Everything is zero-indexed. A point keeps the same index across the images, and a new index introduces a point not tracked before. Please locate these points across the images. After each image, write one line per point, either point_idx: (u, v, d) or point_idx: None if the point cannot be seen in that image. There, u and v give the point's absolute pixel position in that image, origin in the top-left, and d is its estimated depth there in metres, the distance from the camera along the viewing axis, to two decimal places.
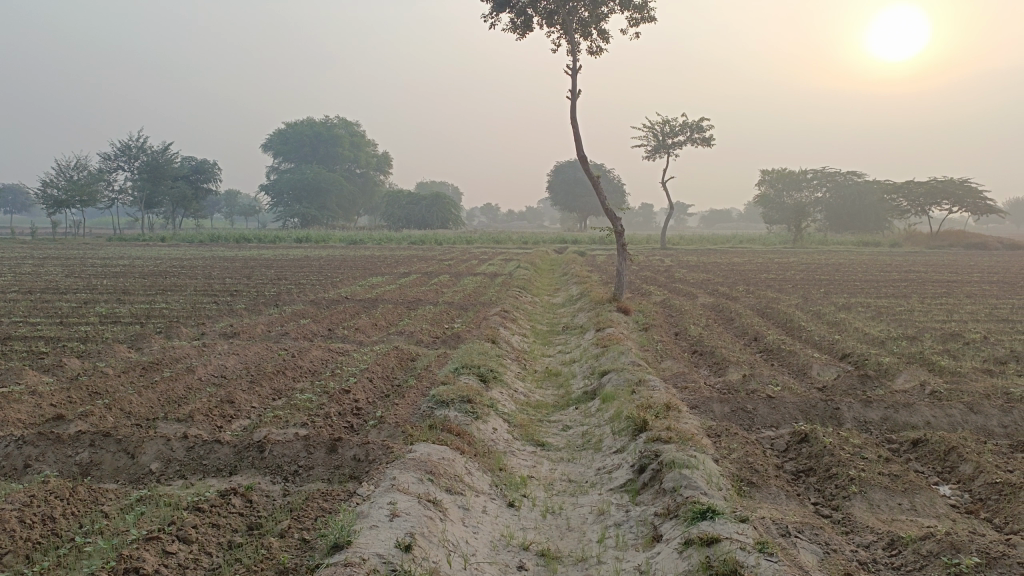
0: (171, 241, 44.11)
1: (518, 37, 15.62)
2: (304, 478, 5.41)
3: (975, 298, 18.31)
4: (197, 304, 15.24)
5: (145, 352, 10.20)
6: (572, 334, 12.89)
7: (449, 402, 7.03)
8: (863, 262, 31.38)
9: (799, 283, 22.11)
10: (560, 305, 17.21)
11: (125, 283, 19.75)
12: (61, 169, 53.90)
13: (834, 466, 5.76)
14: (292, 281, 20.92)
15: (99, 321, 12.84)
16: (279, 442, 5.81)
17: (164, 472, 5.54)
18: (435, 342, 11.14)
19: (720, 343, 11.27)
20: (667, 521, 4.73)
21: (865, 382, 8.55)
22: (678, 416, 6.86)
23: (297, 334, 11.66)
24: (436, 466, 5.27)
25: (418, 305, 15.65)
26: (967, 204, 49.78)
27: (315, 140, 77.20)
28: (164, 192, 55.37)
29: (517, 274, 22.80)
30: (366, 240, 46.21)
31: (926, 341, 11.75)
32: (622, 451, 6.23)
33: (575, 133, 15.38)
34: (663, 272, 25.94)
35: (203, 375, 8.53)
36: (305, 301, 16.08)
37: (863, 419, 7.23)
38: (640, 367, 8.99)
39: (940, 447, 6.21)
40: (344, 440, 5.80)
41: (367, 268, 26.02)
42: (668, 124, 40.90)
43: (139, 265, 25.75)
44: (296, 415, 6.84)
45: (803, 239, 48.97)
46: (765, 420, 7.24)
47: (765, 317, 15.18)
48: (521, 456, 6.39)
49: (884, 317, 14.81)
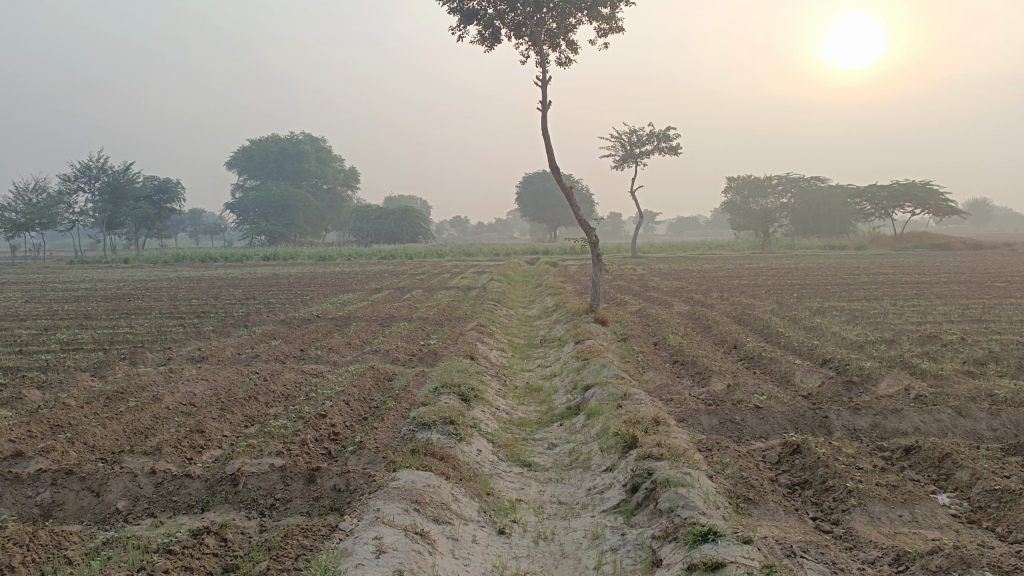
0: (136, 262, 43.18)
1: (487, 49, 15.48)
2: (282, 512, 5.14)
3: (946, 298, 18.51)
4: (164, 328, 14.79)
5: (109, 381, 9.79)
6: (551, 347, 12.69)
7: (431, 424, 6.78)
8: (832, 265, 31.78)
9: (772, 289, 22.21)
10: (536, 318, 17.04)
11: (87, 308, 19.17)
12: (19, 192, 52.59)
13: (830, 477, 5.61)
14: (262, 301, 20.48)
15: (61, 349, 12.36)
16: (254, 474, 5.53)
17: (132, 510, 5.22)
18: (412, 360, 10.87)
19: (701, 353, 11.15)
20: (666, 544, 4.53)
21: (850, 387, 8.46)
22: (668, 431, 6.67)
23: (269, 356, 11.31)
24: (421, 494, 5.03)
25: (392, 322, 15.37)
26: (929, 206, 50.74)
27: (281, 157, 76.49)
28: (127, 213, 54.31)
29: (491, 286, 22.61)
30: (335, 255, 45.78)
31: (904, 344, 11.76)
32: (612, 469, 6.03)
33: (546, 144, 15.25)
34: (637, 280, 25.90)
35: (171, 403, 8.17)
36: (276, 321, 15.71)
37: (853, 427, 7.11)
38: (624, 380, 8.81)
39: (934, 454, 6.11)
40: (324, 470, 5.53)
41: (338, 285, 25.64)
42: (635, 134, 41.18)
43: (101, 289, 25.08)
44: (271, 444, 6.55)
45: (772, 245, 49.47)
46: (754, 431, 7.10)
47: (742, 323, 15.14)
48: (508, 478, 6.16)
49: (860, 320, 14.86)
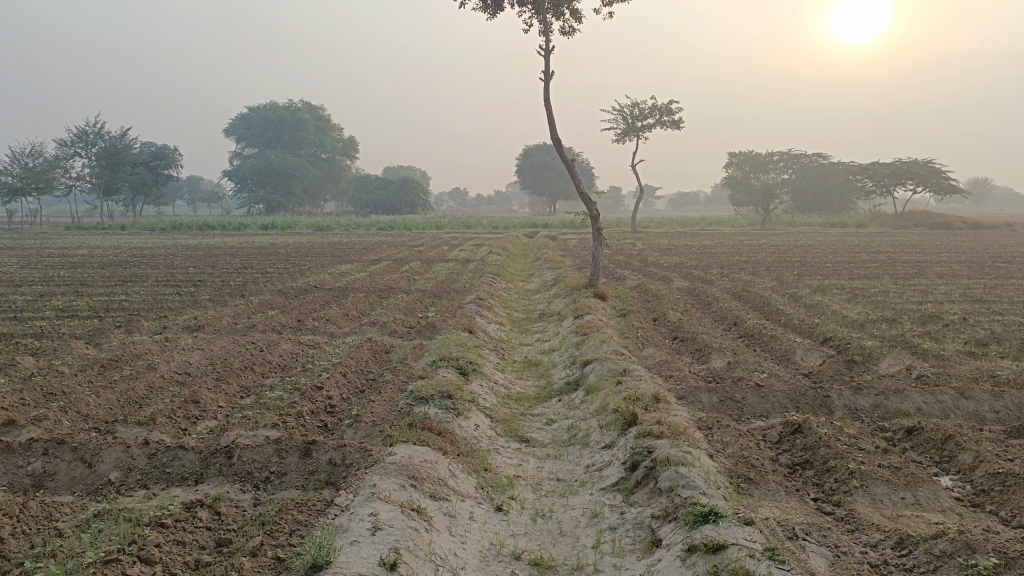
0: (133, 229, 42.96)
1: (488, 17, 15.21)
2: (276, 485, 5.07)
3: (946, 278, 18.39)
4: (160, 296, 14.68)
5: (104, 349, 9.70)
6: (549, 321, 12.59)
7: (429, 398, 6.70)
8: (833, 243, 31.63)
9: (772, 265, 22.09)
10: (534, 292, 16.92)
11: (83, 274, 19.04)
12: (16, 156, 52.22)
13: (832, 459, 5.54)
14: (259, 270, 20.34)
15: (55, 316, 12.25)
16: (249, 447, 5.45)
17: (125, 482, 5.14)
18: (410, 333, 10.78)
19: (700, 329, 11.07)
20: (666, 524, 4.46)
21: (851, 366, 8.39)
22: (668, 408, 6.59)
23: (265, 326, 11.22)
24: (419, 470, 4.95)
25: (390, 293, 15.27)
26: (931, 184, 50.42)
27: (279, 125, 75.91)
28: (124, 179, 54.01)
29: (490, 259, 22.44)
30: (333, 225, 45.60)
31: (905, 324, 11.68)
32: (611, 447, 5.96)
33: (547, 114, 15.04)
34: (636, 256, 25.76)
35: (166, 373, 8.09)
36: (273, 290, 15.59)
37: (854, 407, 7.05)
38: (624, 356, 8.73)
39: (936, 435, 6.04)
40: (319, 444, 5.45)
41: (336, 256, 25.50)
42: (637, 107, 40.81)
43: (98, 255, 24.93)
44: (266, 416, 6.47)
45: (772, 222, 49.22)
46: (754, 410, 7.04)
47: (742, 300, 15.05)
48: (506, 454, 6.09)
49: (860, 298, 14.78)
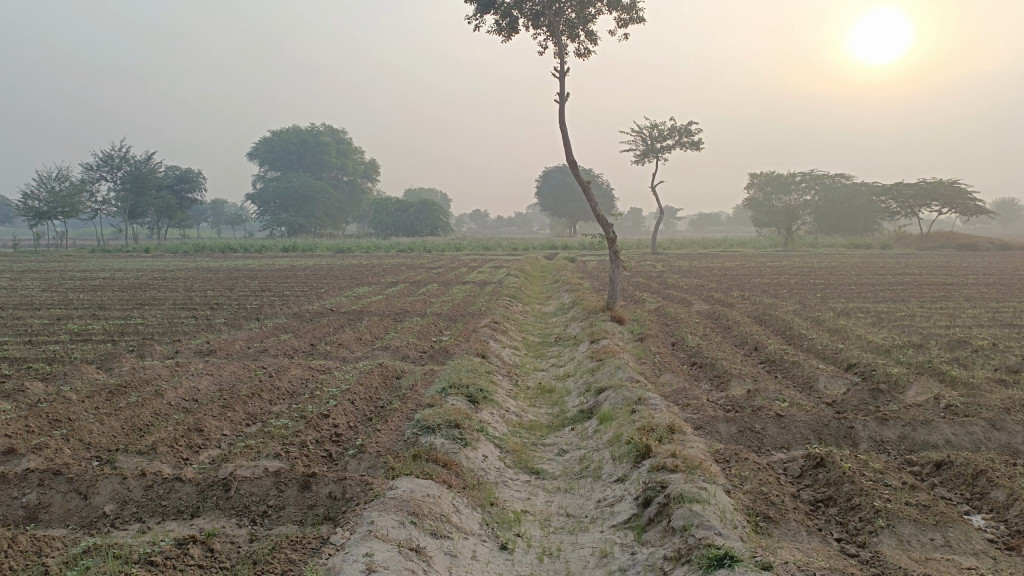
0: (155, 252, 43.33)
1: (504, 39, 15.16)
2: (274, 520, 4.89)
3: (974, 301, 17.95)
4: (175, 320, 14.65)
5: (114, 374, 9.61)
6: (565, 346, 12.36)
7: (436, 427, 6.50)
8: (856, 265, 31.11)
9: (794, 288, 21.71)
10: (551, 315, 16.71)
11: (102, 298, 19.09)
12: (43, 181, 53.12)
13: (856, 495, 5.27)
14: (276, 293, 20.35)
15: (70, 340, 12.21)
16: (247, 479, 5.28)
17: (119, 515, 5.00)
18: (422, 358, 10.62)
19: (719, 355, 10.81)
20: (678, 567, 4.22)
21: (877, 395, 8.06)
22: (683, 440, 6.33)
23: (277, 351, 11.10)
24: (420, 506, 4.75)
25: (405, 317, 15.12)
26: (956, 205, 49.69)
27: (301, 148, 76.72)
28: (149, 202, 54.67)
29: (507, 282, 22.28)
30: (353, 247, 45.76)
31: (932, 349, 11.31)
32: (624, 480, 5.73)
33: (563, 137, 14.92)
34: (655, 278, 25.47)
35: (173, 399, 7.96)
36: (288, 314, 15.50)
37: (880, 438, 6.75)
38: (639, 383, 8.48)
39: (967, 470, 5.75)
40: (319, 476, 5.26)
41: (354, 278, 25.47)
42: (656, 128, 40.65)
43: (118, 278, 25.10)
44: (269, 445, 6.32)
45: (794, 243, 48.68)
46: (775, 442, 6.76)
47: (763, 323, 14.73)
48: (514, 487, 5.87)
49: (885, 323, 14.40)
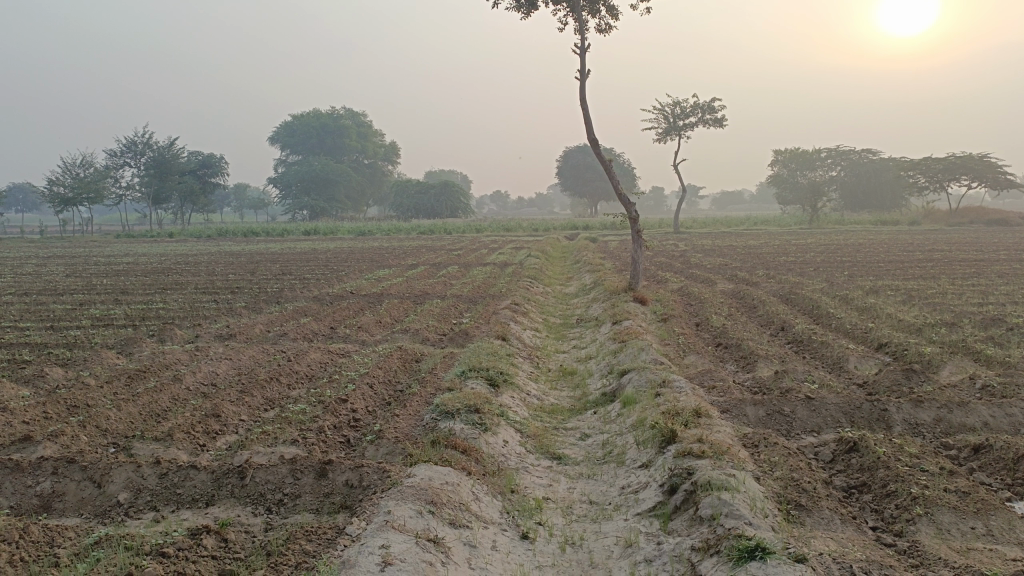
0: (179, 237, 43.64)
1: (523, 15, 14.87)
2: (290, 509, 4.78)
3: (1009, 278, 17.47)
4: (196, 304, 14.63)
5: (134, 359, 9.58)
6: (587, 327, 12.18)
7: (455, 412, 6.35)
8: (884, 242, 30.51)
9: (820, 266, 21.29)
10: (573, 296, 16.51)
11: (125, 283, 19.18)
12: (68, 167, 53.67)
13: (892, 482, 5.05)
14: (297, 276, 20.32)
15: (91, 325, 12.22)
16: (262, 467, 5.16)
17: (133, 504, 4.92)
18: (442, 340, 10.49)
19: (745, 335, 10.56)
20: (706, 558, 4.05)
21: (910, 376, 7.79)
22: (710, 424, 6.13)
23: (296, 335, 11.01)
24: (438, 494, 4.60)
25: (425, 299, 15.01)
26: (987, 179, 48.60)
27: (322, 131, 76.67)
28: (172, 187, 55.01)
29: (528, 263, 22.08)
30: (374, 230, 45.78)
31: (966, 328, 10.98)
32: (649, 466, 5.56)
33: (584, 113, 14.63)
34: (678, 257, 25.16)
35: (191, 384, 7.90)
36: (308, 297, 15.44)
37: (914, 421, 6.51)
38: (663, 365, 8.27)
39: (1007, 455, 5.50)
40: (336, 464, 5.13)
41: (374, 260, 25.44)
42: (679, 105, 40.08)
43: (142, 263, 25.21)
44: (287, 431, 6.21)
45: (820, 219, 47.92)
46: (805, 425, 6.55)
47: (790, 303, 14.42)
48: (535, 473, 5.72)
49: (916, 301, 14.04)
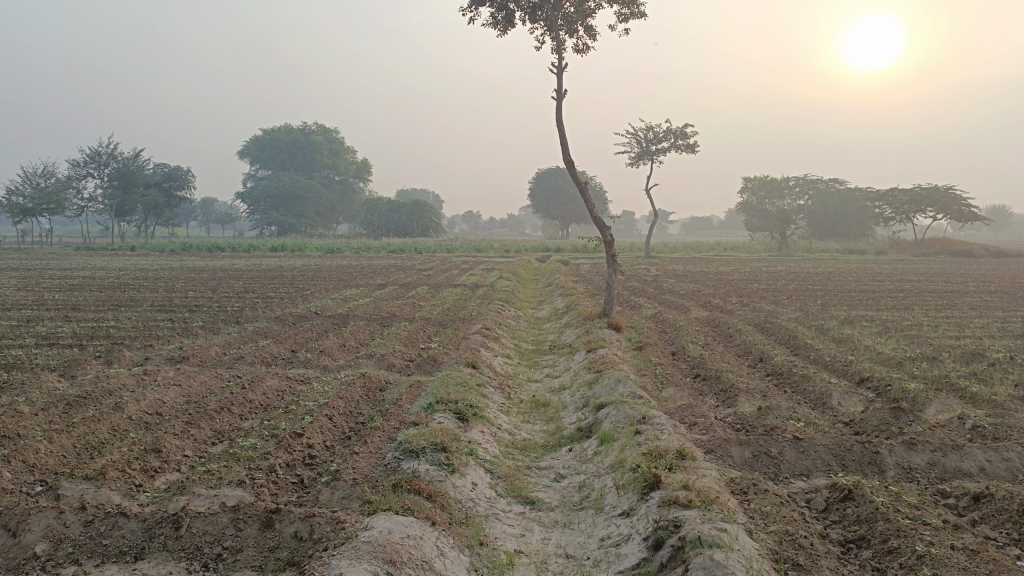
0: (142, 250, 42.58)
1: (499, 33, 14.56)
2: (229, 566, 4.24)
3: (981, 310, 17.41)
4: (151, 323, 13.92)
5: (76, 383, 8.90)
6: (560, 355, 11.74)
7: (420, 451, 5.84)
8: (854, 271, 30.60)
9: (793, 294, 21.14)
10: (545, 321, 16.09)
11: (79, 298, 18.36)
12: (28, 177, 52.36)
13: (894, 537, 4.65)
14: (260, 294, 19.65)
15: (34, 345, 11.47)
16: (201, 515, 4.61)
17: (53, 556, 4.34)
18: (409, 367, 9.98)
19: (724, 366, 10.20)
20: None
21: (899, 414, 7.43)
22: (695, 467, 5.71)
23: (254, 358, 10.41)
24: (398, 552, 4.09)
25: (392, 322, 14.47)
26: (952, 211, 49.29)
27: (293, 147, 75.75)
28: (136, 200, 53.70)
29: (499, 285, 21.64)
30: (343, 248, 45.05)
31: (947, 362, 10.73)
32: (630, 515, 5.10)
33: (560, 135, 14.31)
34: (651, 282, 24.94)
35: (134, 413, 7.28)
36: (270, 317, 14.82)
37: (908, 465, 6.15)
38: (642, 399, 7.84)
39: (1011, 506, 5.13)
40: (285, 513, 4.60)
41: (342, 279, 24.83)
42: (651, 130, 40.21)
43: (98, 277, 24.31)
44: (234, 470, 5.66)
45: (788, 247, 48.22)
46: (793, 468, 6.16)
47: (765, 332, 14.12)
48: (507, 521, 5.24)
49: (893, 332, 13.83)
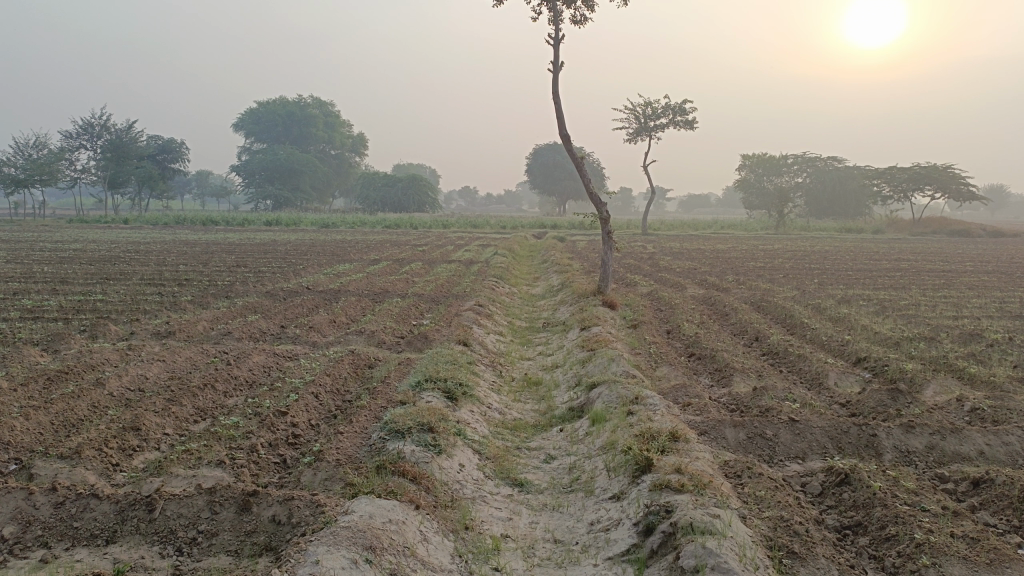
0: (135, 223, 42.21)
1: (495, 3, 14.20)
2: (204, 550, 4.09)
3: (979, 290, 17.26)
4: (139, 296, 13.70)
5: (58, 358, 8.73)
6: (554, 332, 11.57)
7: (406, 432, 5.68)
8: (851, 249, 30.44)
9: (790, 273, 20.97)
10: (539, 298, 15.91)
11: (67, 271, 18.12)
12: (20, 148, 51.85)
13: (891, 523, 4.51)
14: (251, 268, 19.44)
15: (18, 318, 11.27)
16: (175, 497, 4.44)
17: (21, 539, 4.18)
18: (399, 344, 9.81)
19: (719, 346, 10.04)
20: None
21: (897, 396, 7.27)
22: (688, 449, 5.56)
23: (242, 334, 10.23)
24: (379, 537, 3.94)
25: (385, 297, 14.29)
26: (951, 190, 49.02)
27: (289, 119, 75.01)
28: (130, 172, 53.19)
29: (494, 261, 21.45)
30: (338, 222, 44.71)
31: (945, 343, 10.58)
32: (621, 498, 4.96)
33: (556, 108, 14.03)
34: (647, 259, 24.78)
35: (115, 390, 7.11)
36: (261, 292, 14.61)
37: (906, 449, 6.01)
38: (635, 378, 7.68)
39: (1012, 492, 4.99)
40: (263, 496, 4.44)
41: (335, 254, 24.60)
42: (650, 106, 39.78)
43: (90, 250, 24.02)
44: (214, 449, 5.49)
45: (786, 225, 48.04)
46: (788, 451, 6.02)
47: (762, 310, 13.96)
48: (493, 504, 5.09)
49: (890, 312, 13.67)
